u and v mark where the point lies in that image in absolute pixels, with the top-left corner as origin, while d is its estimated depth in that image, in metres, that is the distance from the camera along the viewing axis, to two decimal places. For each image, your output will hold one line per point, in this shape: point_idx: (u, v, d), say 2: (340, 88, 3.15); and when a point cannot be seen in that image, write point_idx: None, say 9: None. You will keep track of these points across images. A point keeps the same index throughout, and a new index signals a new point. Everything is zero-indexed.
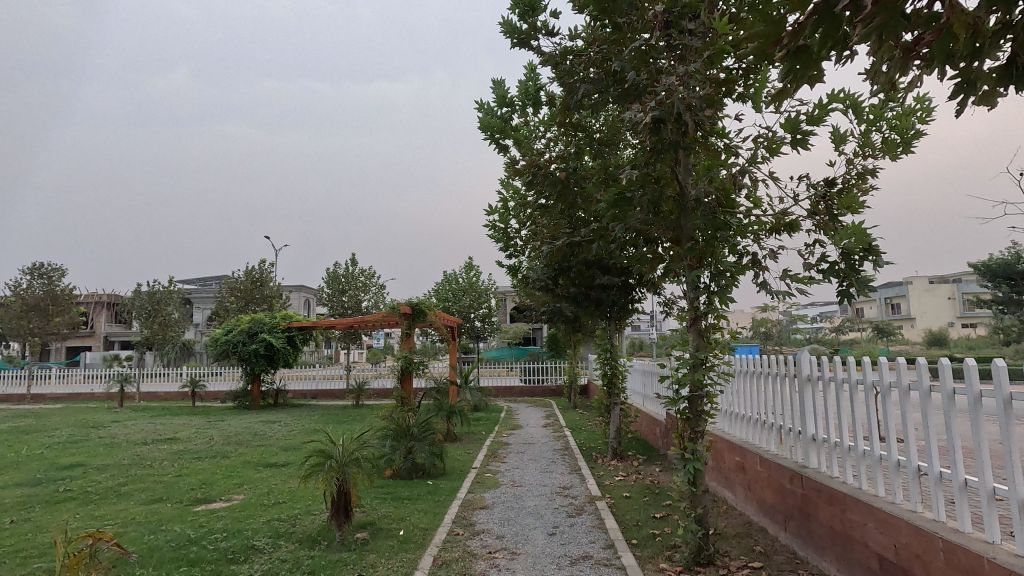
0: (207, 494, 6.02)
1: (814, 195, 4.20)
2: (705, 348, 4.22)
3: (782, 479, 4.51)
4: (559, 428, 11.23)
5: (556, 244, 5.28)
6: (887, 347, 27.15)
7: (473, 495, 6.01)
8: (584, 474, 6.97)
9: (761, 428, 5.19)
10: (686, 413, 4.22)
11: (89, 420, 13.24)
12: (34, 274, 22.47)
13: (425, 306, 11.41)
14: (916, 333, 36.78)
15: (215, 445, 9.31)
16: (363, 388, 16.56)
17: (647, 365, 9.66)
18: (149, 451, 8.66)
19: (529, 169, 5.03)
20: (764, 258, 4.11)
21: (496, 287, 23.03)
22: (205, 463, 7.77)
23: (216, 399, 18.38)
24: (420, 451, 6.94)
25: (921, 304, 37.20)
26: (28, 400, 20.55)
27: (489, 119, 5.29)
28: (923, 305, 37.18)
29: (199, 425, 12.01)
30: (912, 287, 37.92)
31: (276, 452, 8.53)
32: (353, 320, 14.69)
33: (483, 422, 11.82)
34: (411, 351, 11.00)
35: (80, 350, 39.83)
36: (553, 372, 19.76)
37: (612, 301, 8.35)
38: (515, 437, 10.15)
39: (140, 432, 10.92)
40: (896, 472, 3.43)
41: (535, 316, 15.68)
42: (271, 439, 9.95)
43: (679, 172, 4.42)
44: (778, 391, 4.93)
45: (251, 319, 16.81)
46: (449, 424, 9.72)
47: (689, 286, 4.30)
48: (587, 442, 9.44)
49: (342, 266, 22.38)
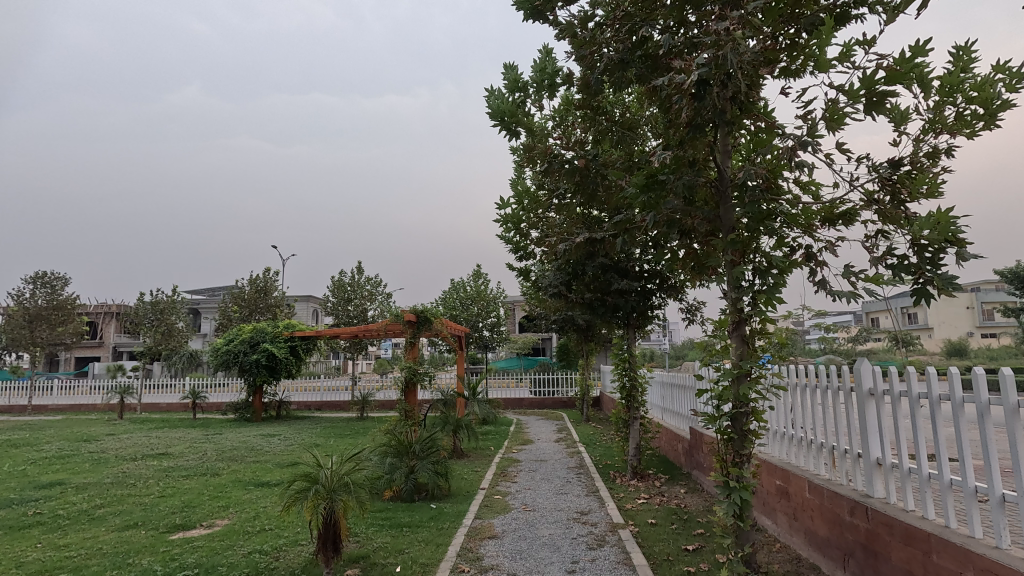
0: (187, 519, 5.47)
1: (876, 179, 3.61)
2: (749, 357, 3.63)
3: (839, 509, 3.87)
4: (572, 443, 10.58)
5: (575, 241, 4.72)
6: None
7: (481, 522, 5.40)
8: (603, 497, 6.35)
9: (808, 449, 4.58)
10: (728, 433, 3.61)
11: (82, 433, 12.76)
12: (38, 282, 22.21)
13: (430, 313, 10.85)
14: (935, 343, 35.64)
15: (207, 461, 8.77)
16: (368, 400, 16.00)
17: (667, 377, 9.05)
18: (136, 468, 8.13)
19: (545, 157, 4.51)
20: (821, 251, 3.47)
21: (505, 296, 22.48)
22: (193, 482, 7.23)
23: (217, 411, 17.90)
24: (423, 470, 6.35)
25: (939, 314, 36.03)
26: (29, 412, 20.18)
27: (500, 104, 4.54)
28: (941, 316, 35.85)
29: (194, 439, 11.49)
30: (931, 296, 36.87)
31: (270, 469, 7.97)
32: (357, 329, 14.19)
33: (491, 437, 11.22)
34: (415, 361, 10.43)
35: (88, 360, 39.78)
36: (565, 384, 19.11)
37: (631, 308, 7.77)
38: (526, 453, 9.54)
39: (133, 446, 10.41)
40: (1000, 510, 2.77)
41: (545, 324, 15.07)
42: (266, 455, 9.37)
43: (718, 153, 3.84)
44: (828, 407, 4.33)
45: (253, 328, 16.37)
46: (455, 439, 9.12)
47: (729, 285, 3.71)
48: (603, 459, 8.79)
49: (347, 274, 21.93)
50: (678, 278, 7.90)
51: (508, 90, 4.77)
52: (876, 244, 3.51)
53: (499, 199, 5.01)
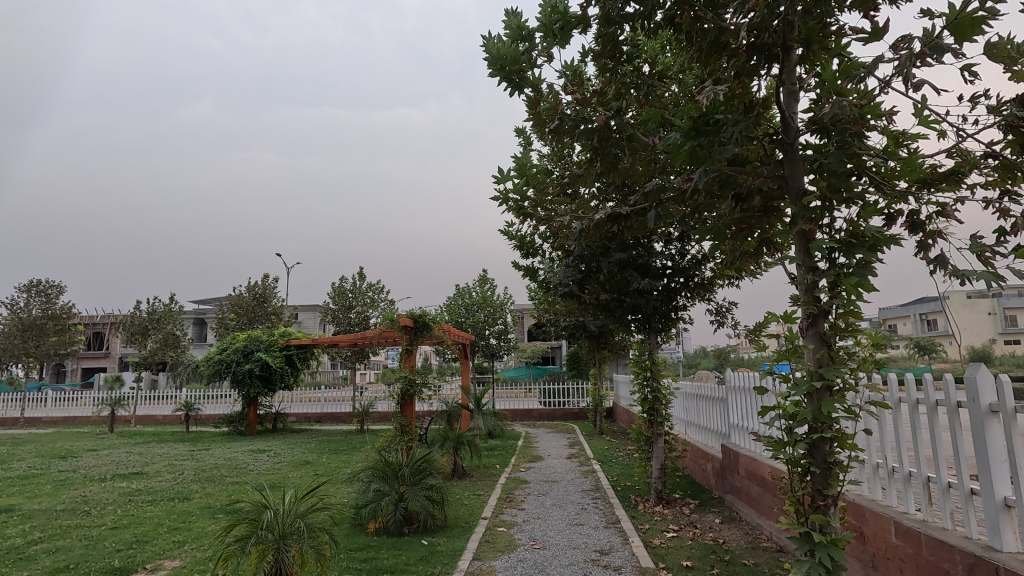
0: (130, 560, 4.59)
1: (998, 124, 2.68)
2: (832, 363, 2.69)
3: (951, 566, 2.90)
4: (585, 460, 9.63)
5: (594, 218, 3.83)
6: None
7: (480, 564, 4.48)
8: (625, 530, 5.41)
9: (892, 477, 3.65)
10: (805, 467, 2.67)
11: (61, 449, 11.95)
12: (32, 291, 21.61)
13: (429, 319, 9.94)
14: None
15: (181, 482, 7.90)
16: (368, 412, 15.14)
17: (692, 388, 8.10)
18: (99, 492, 7.28)
19: (554, 116, 3.67)
20: (930, 219, 2.57)
21: (513, 303, 21.57)
22: (156, 509, 6.36)
23: (211, 423, 17.08)
24: (414, 497, 5.46)
25: None
26: (20, 424, 19.45)
27: (499, 49, 3.66)
28: None
29: (177, 456, 10.64)
30: None
31: (248, 493, 7.09)
32: (355, 337, 13.35)
33: (497, 453, 10.29)
34: (413, 370, 9.54)
35: (95, 371, 39.46)
36: (576, 395, 18.11)
37: (653, 309, 6.81)
38: (535, 472, 8.61)
39: (108, 464, 9.57)
40: None
41: (554, 332, 14.13)
42: (249, 475, 8.49)
43: (783, 93, 2.90)
44: (922, 430, 3.38)
45: (247, 337, 15.58)
46: (456, 458, 8.20)
47: (801, 266, 2.79)
48: (622, 479, 7.84)
49: (348, 281, 21.14)
50: (706, 276, 6.94)
51: (511, 37, 3.85)
52: (1004, 209, 2.60)
53: (499, 169, 4.09)
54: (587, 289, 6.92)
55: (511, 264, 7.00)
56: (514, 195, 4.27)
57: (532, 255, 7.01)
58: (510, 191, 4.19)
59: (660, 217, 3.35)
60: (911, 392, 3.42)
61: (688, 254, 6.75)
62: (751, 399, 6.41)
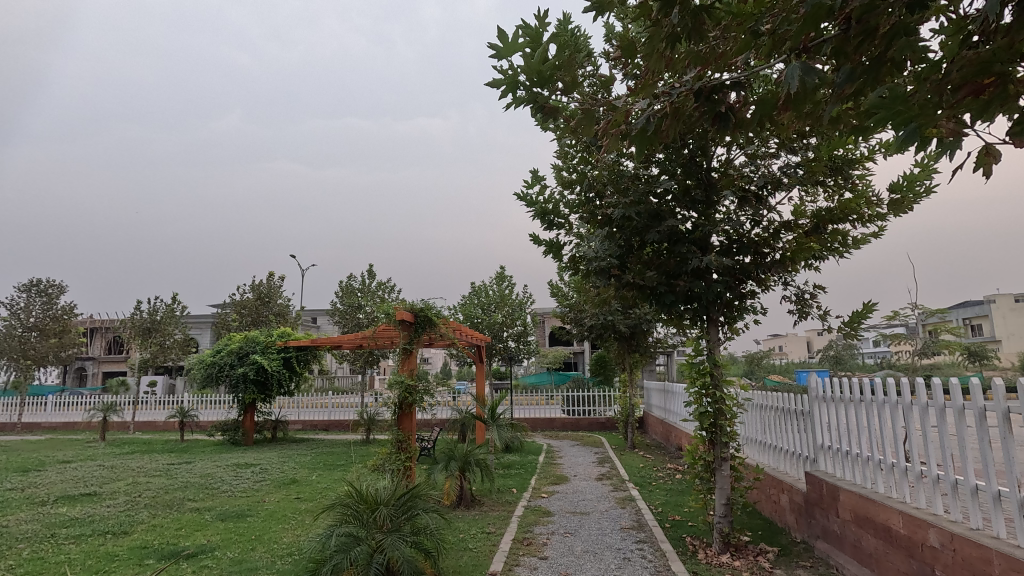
0: None
1: None
2: None
3: None
4: (619, 482, 8.07)
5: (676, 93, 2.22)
6: (982, 374, 23.49)
7: None
8: None
9: (975, 491, 3.27)
10: None
11: (32, 461, 10.76)
12: (32, 290, 20.70)
13: (432, 313, 8.46)
14: (1009, 359, 33.78)
15: (132, 508, 6.56)
16: (373, 420, 13.79)
17: (763, 398, 6.43)
18: (27, 521, 5.95)
19: None
20: None
21: (532, 302, 20.02)
22: (77, 550, 4.97)
23: (206, 431, 15.86)
24: (395, 546, 3.96)
25: (1006, 325, 35.61)
26: (19, 430, 18.62)
27: None
28: (1009, 327, 35.51)
29: (148, 472, 9.33)
30: (996, 307, 36.42)
31: (197, 529, 5.67)
32: (353, 337, 11.96)
33: (514, 473, 8.75)
34: (411, 374, 8.01)
35: (114, 375, 39.21)
36: (602, 402, 16.53)
37: (715, 296, 5.19)
38: (560, 499, 7.06)
39: (65, 482, 8.30)
40: None
41: (577, 334, 12.61)
42: (218, 499, 7.11)
43: None
44: (1013, 447, 2.96)
45: (243, 337, 14.36)
46: (462, 483, 6.65)
47: None
48: (670, 512, 6.26)
49: (357, 280, 19.88)
50: (785, 252, 5.25)
51: None
52: None
53: (503, 36, 2.57)
54: (628, 268, 5.43)
55: (531, 237, 5.39)
56: (524, 85, 2.78)
57: (557, 225, 5.49)
58: (519, 76, 2.67)
59: (813, 80, 1.80)
60: (997, 399, 3.08)
61: (761, 223, 5.15)
62: (844, 413, 4.79)
